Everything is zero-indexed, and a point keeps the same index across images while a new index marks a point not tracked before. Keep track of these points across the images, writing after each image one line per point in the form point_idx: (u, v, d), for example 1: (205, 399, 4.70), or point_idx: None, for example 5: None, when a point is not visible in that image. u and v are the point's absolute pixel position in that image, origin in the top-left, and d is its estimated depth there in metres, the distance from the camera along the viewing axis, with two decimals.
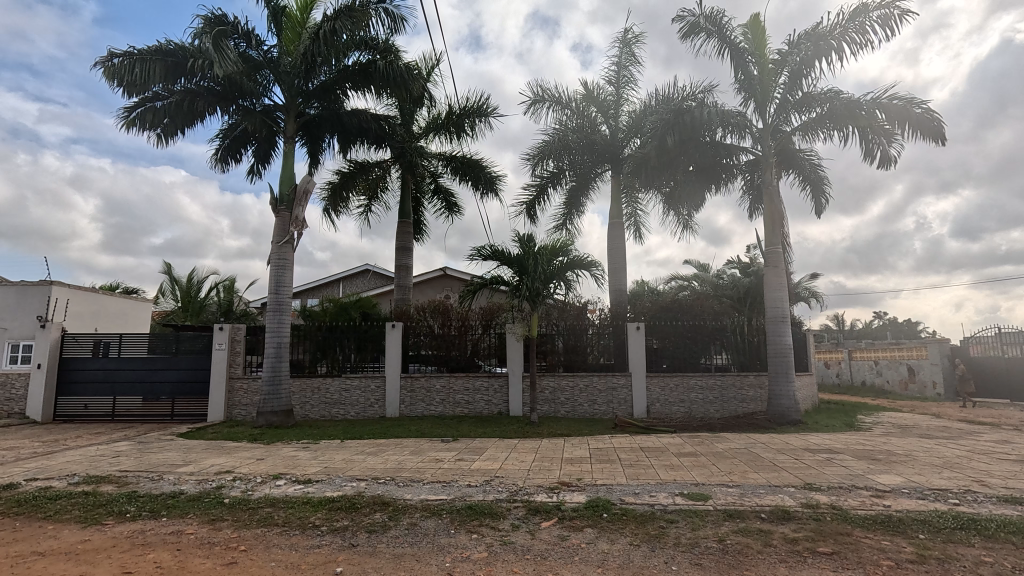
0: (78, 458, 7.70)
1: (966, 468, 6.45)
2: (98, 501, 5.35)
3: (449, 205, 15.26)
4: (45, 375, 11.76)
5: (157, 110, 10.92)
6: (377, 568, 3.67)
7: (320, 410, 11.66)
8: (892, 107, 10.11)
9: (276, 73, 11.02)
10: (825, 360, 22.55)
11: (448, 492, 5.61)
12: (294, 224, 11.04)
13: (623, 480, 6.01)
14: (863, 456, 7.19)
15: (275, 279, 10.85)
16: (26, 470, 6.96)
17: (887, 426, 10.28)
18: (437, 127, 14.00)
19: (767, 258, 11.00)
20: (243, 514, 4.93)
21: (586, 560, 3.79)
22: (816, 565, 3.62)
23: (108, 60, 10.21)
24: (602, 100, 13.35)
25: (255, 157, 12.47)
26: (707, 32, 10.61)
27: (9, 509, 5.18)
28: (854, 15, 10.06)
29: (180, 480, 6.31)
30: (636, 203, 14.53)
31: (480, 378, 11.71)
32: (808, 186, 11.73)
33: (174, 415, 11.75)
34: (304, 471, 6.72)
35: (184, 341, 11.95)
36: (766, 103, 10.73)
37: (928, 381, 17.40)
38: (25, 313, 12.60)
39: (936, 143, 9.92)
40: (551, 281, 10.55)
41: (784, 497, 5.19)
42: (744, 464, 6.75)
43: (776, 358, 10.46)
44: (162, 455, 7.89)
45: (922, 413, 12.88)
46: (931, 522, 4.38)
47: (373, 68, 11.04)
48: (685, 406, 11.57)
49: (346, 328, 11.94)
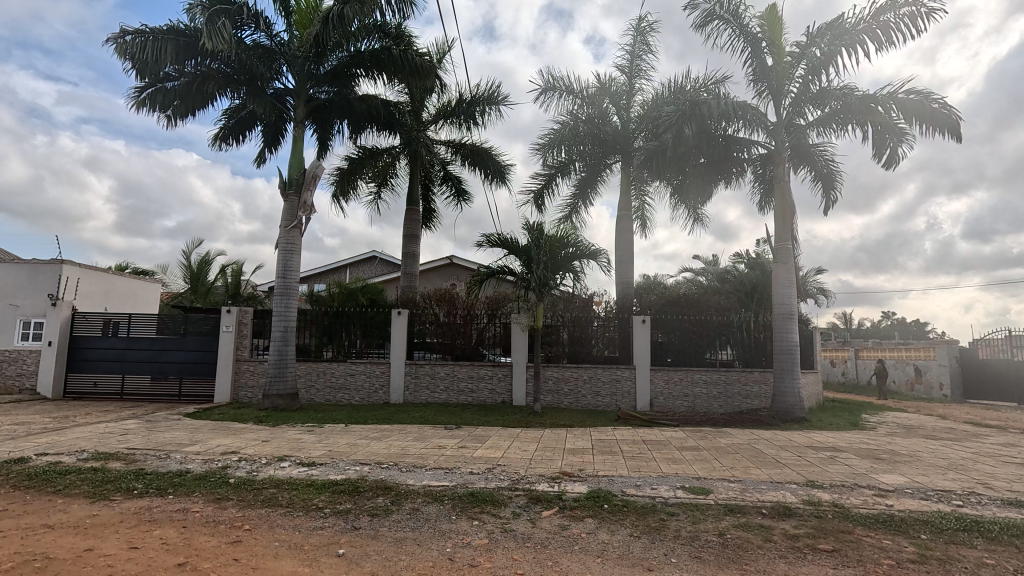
0: (87, 435, 7.81)
1: (972, 470, 6.40)
2: (106, 478, 5.43)
3: (458, 193, 15.18)
4: (56, 352, 11.89)
5: (168, 91, 10.91)
6: (378, 552, 3.70)
7: (326, 394, 11.77)
8: (908, 104, 9.95)
9: (288, 57, 11.01)
10: (831, 357, 22.52)
11: (450, 479, 5.65)
12: (302, 208, 11.03)
13: (625, 472, 6.04)
14: (867, 455, 7.17)
15: (283, 263, 10.91)
16: (38, 445, 7.07)
17: (892, 426, 10.20)
18: (447, 114, 13.92)
19: (777, 253, 10.82)
20: (248, 494, 4.99)
21: (586, 550, 3.81)
22: (816, 561, 3.62)
23: (120, 37, 10.20)
24: (614, 91, 13.21)
25: (264, 140, 12.50)
26: (723, 22, 10.44)
27: (19, 482, 5.28)
28: (881, 10, 9.82)
29: (187, 459, 6.40)
30: (645, 196, 14.43)
31: (485, 367, 11.71)
32: (820, 183, 11.59)
33: (181, 395, 11.85)
34: (310, 453, 6.80)
35: (192, 323, 12.02)
36: (780, 96, 10.60)
37: (935, 382, 17.32)
38: (37, 290, 12.73)
39: (952, 138, 9.78)
40: (559, 271, 10.52)
41: (786, 493, 5.19)
42: (748, 460, 6.74)
43: (782, 356, 10.38)
44: (170, 434, 7.99)
45: (928, 413, 12.75)
46: (933, 522, 4.37)
47: (386, 55, 11.01)
48: (689, 400, 11.54)
49: (352, 313, 12.02)
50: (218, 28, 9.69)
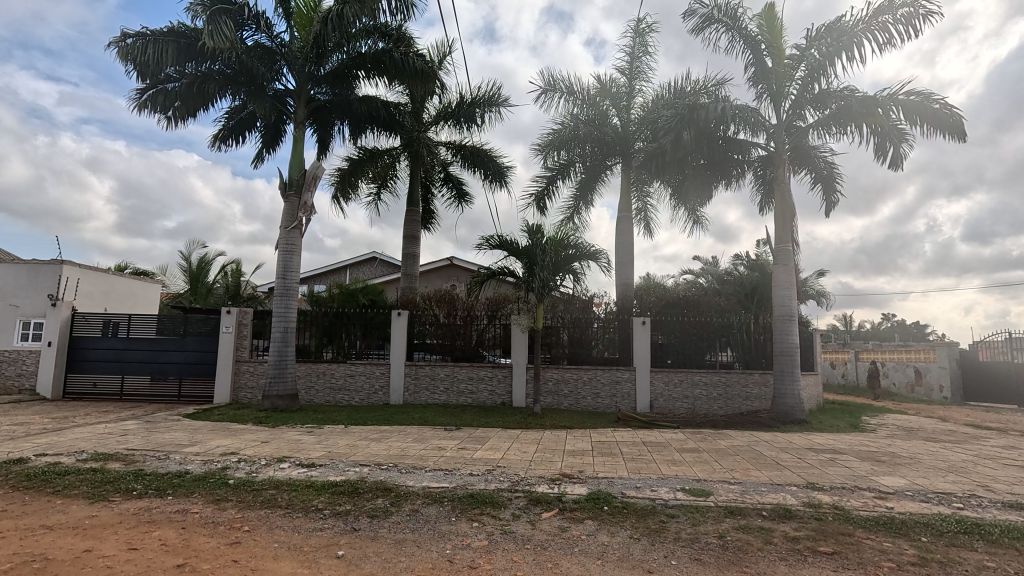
0: (87, 435, 7.81)
1: (972, 473, 6.39)
2: (106, 478, 5.42)
3: (459, 194, 15.19)
4: (56, 353, 11.89)
5: (169, 93, 10.92)
6: (377, 553, 3.70)
7: (325, 395, 11.77)
8: (909, 105, 9.96)
9: (289, 58, 11.02)
10: (831, 359, 22.56)
11: (450, 480, 5.65)
12: (303, 209, 11.02)
13: (625, 473, 6.03)
14: (867, 457, 7.16)
15: (283, 263, 10.91)
16: (37, 445, 7.06)
17: (892, 428, 10.18)
18: (448, 115, 13.93)
19: (778, 255, 10.83)
20: (247, 496, 4.98)
21: (586, 551, 3.81)
22: (817, 564, 3.61)
23: (121, 40, 10.21)
24: (614, 92, 13.23)
25: (263, 140, 12.50)
26: (722, 25, 10.45)
27: (18, 483, 5.27)
28: (880, 11, 9.83)
29: (186, 460, 6.40)
30: (646, 198, 14.44)
31: (485, 368, 11.70)
32: (820, 185, 11.59)
33: (181, 395, 11.85)
34: (309, 454, 6.80)
35: (191, 324, 12.02)
36: (781, 98, 10.61)
37: (935, 384, 17.32)
38: (36, 291, 12.73)
39: (954, 139, 9.79)
40: (560, 272, 10.52)
41: (786, 495, 5.18)
42: (748, 462, 6.73)
43: (782, 358, 10.38)
44: (169, 435, 7.98)
45: (929, 416, 12.74)
46: (933, 525, 4.36)
47: (387, 57, 11.03)
48: (689, 402, 11.53)
49: (352, 314, 12.02)
50: (219, 26, 9.68)
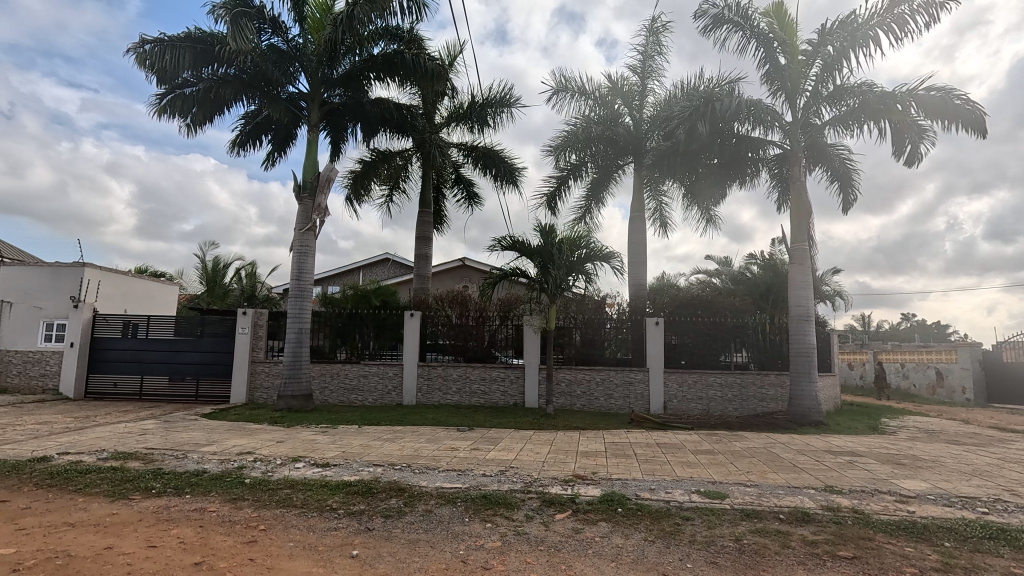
0: (107, 434, 7.95)
1: (997, 477, 6.23)
2: (125, 477, 5.51)
3: (471, 195, 15.22)
4: (78, 354, 12.13)
5: (187, 97, 11.08)
6: (391, 553, 3.71)
7: (339, 395, 11.85)
8: (928, 101, 9.76)
9: (302, 61, 11.13)
10: (850, 360, 22.18)
11: (463, 481, 5.65)
12: (316, 212, 11.12)
13: (639, 475, 5.99)
14: (887, 460, 7.02)
15: (297, 266, 11.01)
16: (58, 444, 7.19)
17: (913, 431, 9.96)
18: (459, 117, 13.96)
19: (793, 255, 10.68)
20: (263, 495, 5.03)
21: (600, 553, 3.79)
22: (836, 568, 3.56)
23: (140, 47, 10.39)
24: (626, 91, 13.17)
25: (275, 144, 12.64)
26: (733, 24, 10.34)
27: (41, 481, 5.38)
28: (895, 3, 9.67)
29: (204, 459, 6.48)
30: (660, 197, 14.35)
31: (497, 369, 11.71)
32: (836, 182, 11.44)
33: (199, 395, 12.03)
34: (324, 454, 6.86)
35: (208, 324, 12.19)
36: (795, 96, 10.47)
37: (956, 386, 16.90)
38: (59, 292, 12.98)
39: (974, 134, 9.58)
40: (572, 273, 10.47)
41: (804, 498, 5.10)
42: (764, 464, 6.65)
43: (799, 358, 10.23)
44: (187, 434, 8.09)
45: (950, 418, 12.46)
46: (958, 530, 4.26)
47: (398, 59, 11.08)
48: (703, 403, 11.42)
49: (365, 315, 12.10)
50: (240, 29, 9.82)
